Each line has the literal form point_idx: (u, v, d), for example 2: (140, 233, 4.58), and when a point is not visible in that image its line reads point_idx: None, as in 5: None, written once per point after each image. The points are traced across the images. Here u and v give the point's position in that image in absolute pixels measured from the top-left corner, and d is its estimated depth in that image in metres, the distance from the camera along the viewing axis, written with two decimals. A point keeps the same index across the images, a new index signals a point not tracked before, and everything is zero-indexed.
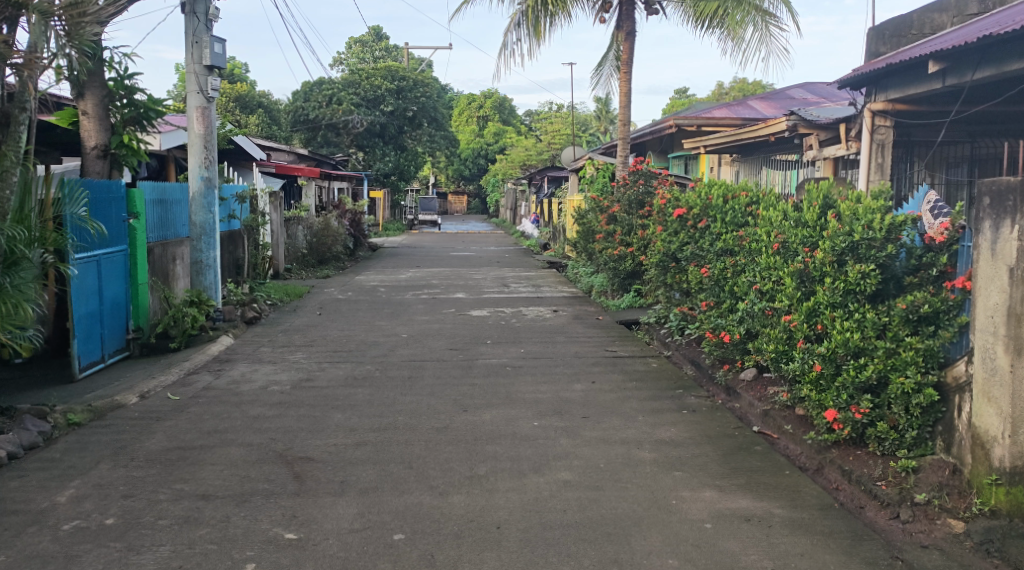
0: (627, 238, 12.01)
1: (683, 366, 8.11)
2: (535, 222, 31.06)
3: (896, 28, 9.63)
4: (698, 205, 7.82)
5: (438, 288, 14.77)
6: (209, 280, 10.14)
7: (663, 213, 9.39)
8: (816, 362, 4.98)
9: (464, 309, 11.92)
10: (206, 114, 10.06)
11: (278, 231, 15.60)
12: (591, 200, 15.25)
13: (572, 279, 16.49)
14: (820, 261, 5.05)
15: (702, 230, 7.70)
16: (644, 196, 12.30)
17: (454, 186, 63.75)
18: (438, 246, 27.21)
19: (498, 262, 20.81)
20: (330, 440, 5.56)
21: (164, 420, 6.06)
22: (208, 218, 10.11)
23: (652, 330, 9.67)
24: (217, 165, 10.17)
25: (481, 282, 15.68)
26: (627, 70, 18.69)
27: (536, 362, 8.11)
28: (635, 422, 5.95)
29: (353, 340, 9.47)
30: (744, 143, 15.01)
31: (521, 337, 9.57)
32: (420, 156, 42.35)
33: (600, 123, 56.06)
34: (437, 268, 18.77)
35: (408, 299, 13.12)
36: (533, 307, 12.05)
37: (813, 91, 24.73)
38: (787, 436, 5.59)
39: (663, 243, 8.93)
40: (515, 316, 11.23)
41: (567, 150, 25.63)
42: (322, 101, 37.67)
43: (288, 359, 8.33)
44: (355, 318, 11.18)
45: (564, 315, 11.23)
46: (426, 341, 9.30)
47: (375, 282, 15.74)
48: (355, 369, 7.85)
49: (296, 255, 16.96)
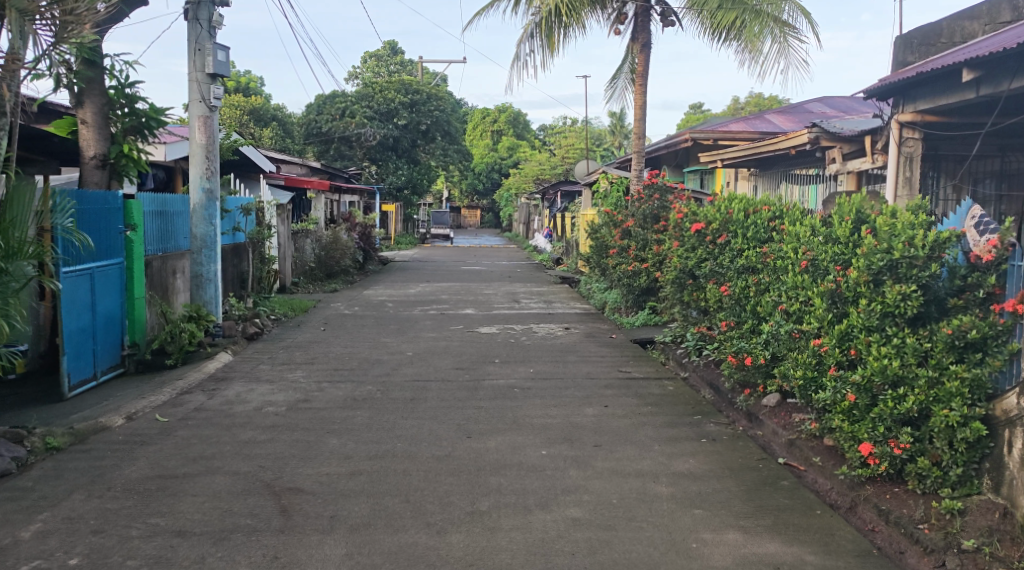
0: (642, 253, 11.60)
1: (701, 389, 7.70)
2: (548, 237, 30.71)
3: (924, 36, 9.12)
4: (717, 219, 7.41)
5: (447, 304, 14.42)
6: (210, 294, 9.82)
7: (680, 228, 8.98)
8: (849, 391, 4.57)
9: (473, 326, 11.54)
10: (208, 123, 9.77)
11: (285, 244, 15.32)
12: (604, 214, 14.89)
13: (585, 295, 16.11)
14: (853, 281, 4.63)
15: (721, 246, 7.30)
16: (659, 210, 11.89)
17: (468, 200, 63.59)
18: (450, 260, 26.91)
19: (510, 277, 20.44)
20: (323, 469, 5.18)
21: (149, 444, 5.71)
22: (209, 231, 9.80)
23: (668, 350, 9.27)
24: (219, 176, 9.89)
25: (491, 298, 15.31)
26: (642, 81, 18.35)
27: (546, 383, 7.71)
28: (651, 452, 5.54)
29: (356, 359, 9.10)
30: (762, 157, 14.60)
31: (531, 356, 9.17)
32: (433, 170, 42.15)
33: (614, 137, 55.75)
34: (448, 283, 18.42)
35: (415, 315, 12.75)
36: (545, 324, 11.65)
37: (833, 105, 24.30)
38: (815, 469, 5.18)
39: (680, 260, 8.54)
40: (525, 333, 10.84)
41: (581, 164, 25.31)
42: (336, 113, 37.95)
43: (287, 378, 7.97)
44: (360, 335, 10.82)
45: (576, 333, 10.83)
46: (432, 360, 8.91)
47: (384, 297, 15.40)
48: (355, 389, 7.48)
49: (304, 268, 16.67)
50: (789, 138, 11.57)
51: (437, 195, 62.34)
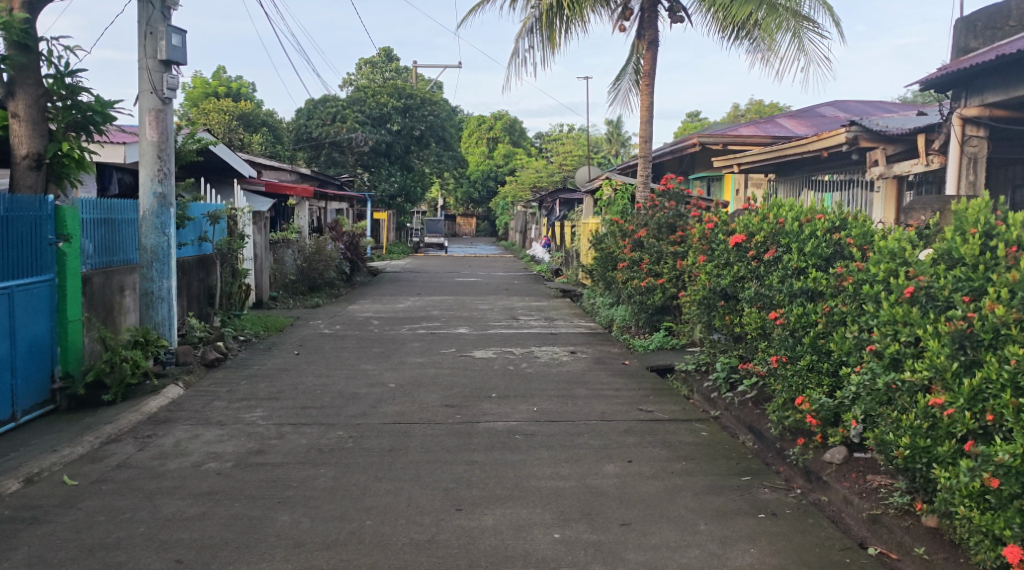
0: (659, 266, 10.30)
1: (738, 434, 6.46)
2: (546, 246, 29.47)
3: (990, 19, 8.02)
4: (758, 229, 6.16)
5: (438, 321, 13.10)
6: (161, 315, 8.54)
7: (707, 241, 7.74)
8: (989, 474, 3.30)
9: (466, 348, 10.21)
10: (161, 118, 8.48)
11: (261, 255, 14.01)
12: (610, 222, 13.62)
13: (590, 311, 14.87)
14: (995, 319, 3.37)
15: (765, 263, 6.05)
16: (677, 219, 10.57)
17: (463, 208, 62.38)
18: (444, 271, 25.64)
19: (507, 290, 19.12)
20: (264, 565, 3.87)
21: (42, 521, 4.40)
22: (161, 241, 8.51)
23: (692, 381, 8.03)
24: (172, 179, 8.58)
25: (487, 314, 13.99)
26: (648, 81, 17.09)
27: (554, 428, 6.40)
28: (698, 537, 4.24)
29: (329, 392, 7.77)
30: (782, 161, 13.33)
31: (534, 389, 7.85)
32: (427, 177, 40.84)
33: (612, 145, 54.57)
34: (441, 297, 17.09)
35: (403, 335, 11.44)
36: (547, 347, 10.32)
37: (845, 109, 23.15)
38: (918, 563, 3.92)
39: (709, 277, 7.30)
40: (526, 359, 9.51)
41: (582, 170, 24.05)
42: (326, 118, 36.56)
43: (243, 419, 6.65)
44: (338, 360, 9.48)
45: (584, 358, 9.52)
46: (418, 396, 7.58)
47: (369, 313, 14.07)
48: (322, 436, 6.15)
49: (283, 281, 15.33)
50: (822, 139, 10.28)
51: (431, 203, 60.99)
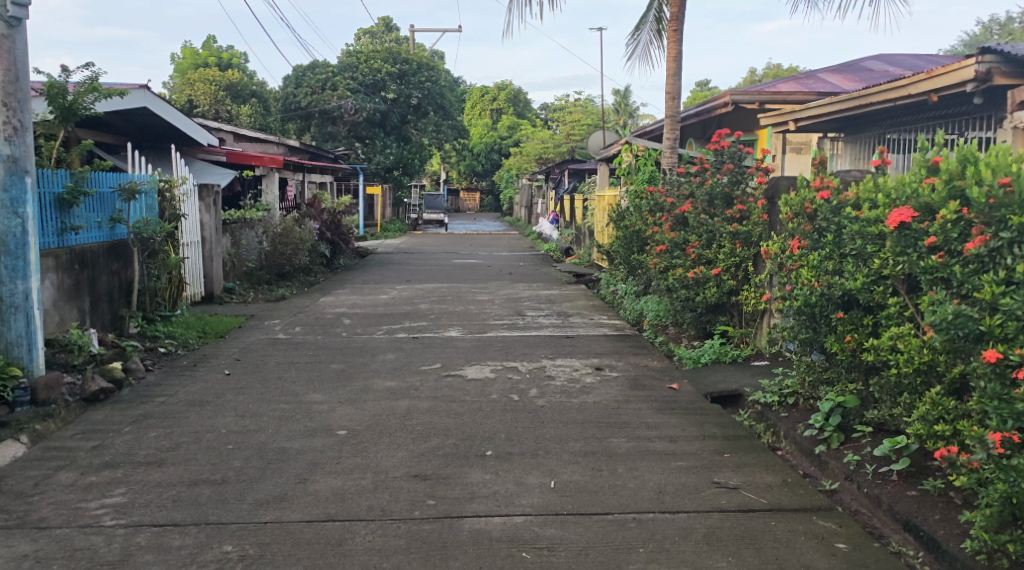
0: (712, 252, 7.72)
1: (886, 533, 3.99)
2: (554, 222, 26.85)
3: None
4: (946, 194, 3.58)
5: (425, 319, 10.53)
6: (16, 332, 5.94)
7: (800, 218, 5.15)
8: None
9: (455, 363, 7.62)
10: (5, 46, 5.85)
11: (211, 239, 11.47)
12: (646, 194, 10.98)
13: (612, 303, 12.31)
14: None
15: (956, 259, 3.52)
16: (734, 187, 7.93)
17: (467, 182, 59.64)
18: (441, 251, 23.04)
19: (512, 273, 16.53)
20: None
21: None
22: (11, 226, 5.93)
23: (780, 423, 5.53)
24: (27, 135, 6.01)
25: (486, 308, 11.42)
26: (677, 27, 14.35)
27: (585, 534, 3.85)
28: None
29: (244, 449, 5.22)
30: (854, 113, 10.63)
31: (550, 441, 5.29)
32: (426, 149, 38.03)
33: (620, 115, 51.70)
34: (432, 285, 14.45)
35: (377, 341, 8.88)
36: (564, 359, 7.74)
37: (891, 64, 20.36)
38: None
39: (824, 271, 4.70)
40: (535, 382, 6.91)
41: (596, 136, 21.40)
42: (316, 85, 33.62)
43: (82, 514, 4.13)
44: (278, 384, 6.90)
45: (615, 379, 6.96)
46: (373, 458, 5.01)
47: (342, 308, 11.47)
48: (192, 558, 3.63)
49: (241, 269, 12.75)
50: (933, 78, 7.64)
51: (433, 177, 58.18)
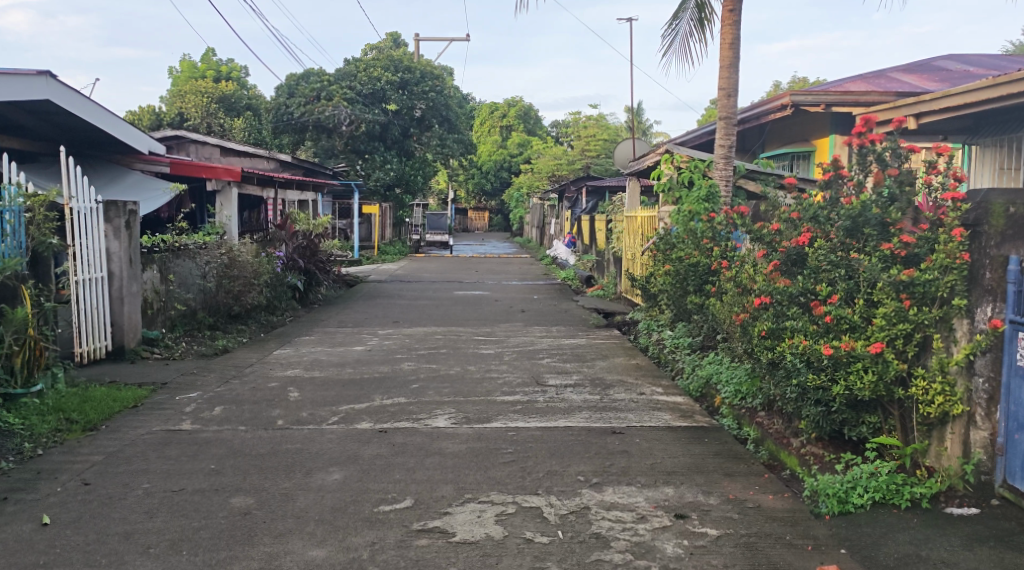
0: (857, 311, 4.73)
1: None
2: (571, 245, 23.78)
3: None
4: None
5: (405, 390, 7.43)
6: None
7: None
8: None
9: (437, 501, 4.54)
10: None
11: (122, 274, 8.52)
12: (724, 215, 7.94)
13: (655, 356, 9.26)
14: None
15: None
16: (890, 206, 4.91)
17: (476, 202, 56.86)
18: (442, 278, 19.95)
19: (524, 312, 13.41)
20: None
21: None
22: None
23: None
24: None
25: (491, 371, 8.32)
26: (732, 7, 10.95)
27: None
28: None
29: None
30: (1004, 105, 7.66)
31: None
32: (431, 165, 35.08)
33: (636, 132, 48.71)
34: (425, 329, 11.35)
35: (322, 440, 5.80)
36: (619, 491, 4.67)
37: (970, 65, 17.25)
38: None
39: None
40: (577, 556, 3.85)
41: (622, 147, 18.40)
42: (310, 95, 30.70)
43: None
44: (116, 557, 3.86)
45: (720, 551, 3.89)
46: None
47: (295, 370, 8.40)
48: None
49: (172, 312, 9.74)
50: None
51: (441, 196, 55.36)
